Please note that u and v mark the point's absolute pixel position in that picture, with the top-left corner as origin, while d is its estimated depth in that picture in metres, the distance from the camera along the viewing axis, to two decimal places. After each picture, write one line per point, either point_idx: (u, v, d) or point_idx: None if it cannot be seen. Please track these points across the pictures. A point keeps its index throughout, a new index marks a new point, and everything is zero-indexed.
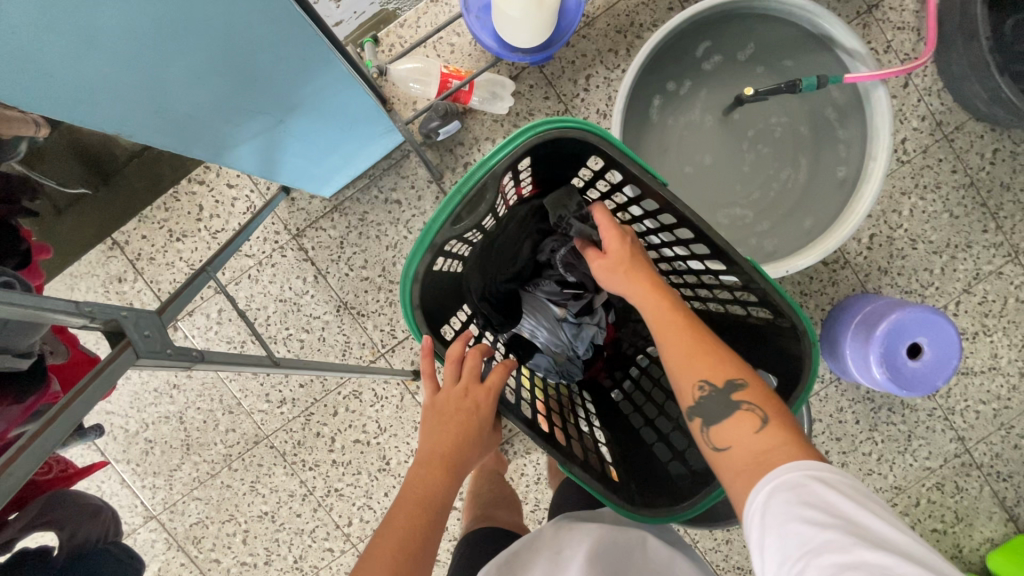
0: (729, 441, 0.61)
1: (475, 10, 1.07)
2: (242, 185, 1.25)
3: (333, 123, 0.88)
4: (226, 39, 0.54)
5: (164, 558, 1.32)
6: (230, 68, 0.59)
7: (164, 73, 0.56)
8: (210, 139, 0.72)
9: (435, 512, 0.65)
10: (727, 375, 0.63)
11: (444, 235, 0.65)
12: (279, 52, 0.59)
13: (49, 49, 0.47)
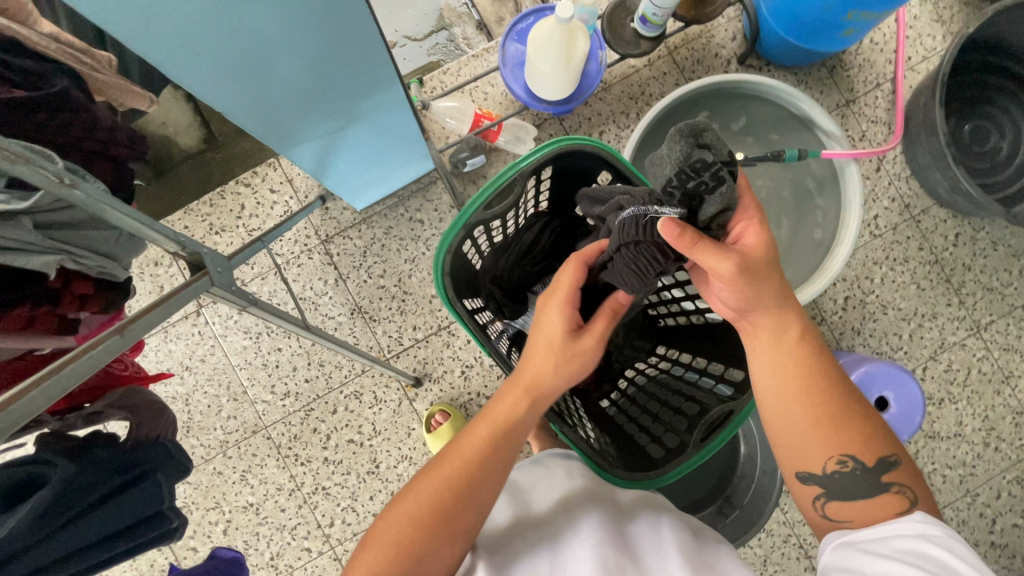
0: (847, 513, 0.71)
1: (509, 65, 1.25)
2: (283, 191, 1.38)
3: (380, 139, 1.03)
4: (328, 49, 0.67)
5: None
6: (327, 68, 0.71)
7: (278, 64, 0.67)
8: (284, 127, 0.83)
9: (491, 466, 0.70)
10: (881, 455, 0.70)
11: (477, 217, 0.77)
12: (359, 64, 0.73)
13: (208, 24, 0.56)
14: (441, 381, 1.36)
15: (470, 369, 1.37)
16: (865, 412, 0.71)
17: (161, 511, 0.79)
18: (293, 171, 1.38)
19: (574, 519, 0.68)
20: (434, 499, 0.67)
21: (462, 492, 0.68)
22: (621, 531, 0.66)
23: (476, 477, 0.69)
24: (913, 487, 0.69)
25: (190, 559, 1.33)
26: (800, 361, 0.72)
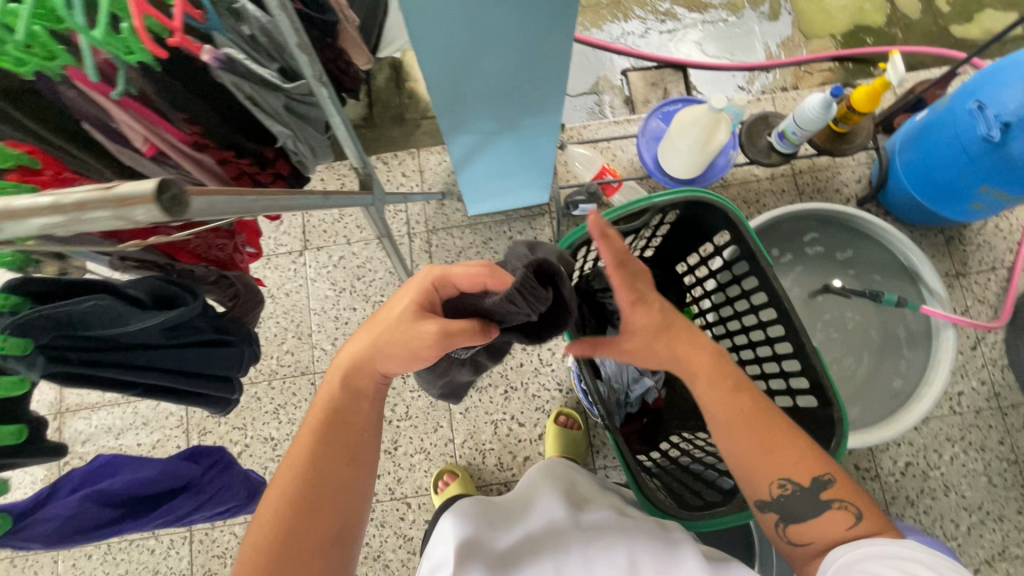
0: (808, 535, 0.71)
1: (646, 136, 1.37)
2: (412, 179, 1.54)
3: (517, 158, 1.16)
4: (529, 58, 0.81)
5: (169, 433, 1.42)
6: (518, 73, 0.84)
7: (491, 57, 0.79)
8: (457, 113, 0.94)
9: (326, 464, 0.75)
10: (817, 474, 0.70)
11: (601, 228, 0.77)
12: (539, 81, 0.88)
13: (472, 11, 0.68)
14: (482, 391, 1.40)
15: (512, 391, 1.40)
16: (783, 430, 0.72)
17: (233, 378, 0.85)
18: (427, 164, 1.55)
19: (582, 533, 0.79)
20: (287, 501, 0.72)
21: (320, 490, 0.73)
22: (630, 534, 0.79)
23: (331, 472, 0.75)
24: (856, 500, 0.69)
25: None
26: (718, 378, 0.72)
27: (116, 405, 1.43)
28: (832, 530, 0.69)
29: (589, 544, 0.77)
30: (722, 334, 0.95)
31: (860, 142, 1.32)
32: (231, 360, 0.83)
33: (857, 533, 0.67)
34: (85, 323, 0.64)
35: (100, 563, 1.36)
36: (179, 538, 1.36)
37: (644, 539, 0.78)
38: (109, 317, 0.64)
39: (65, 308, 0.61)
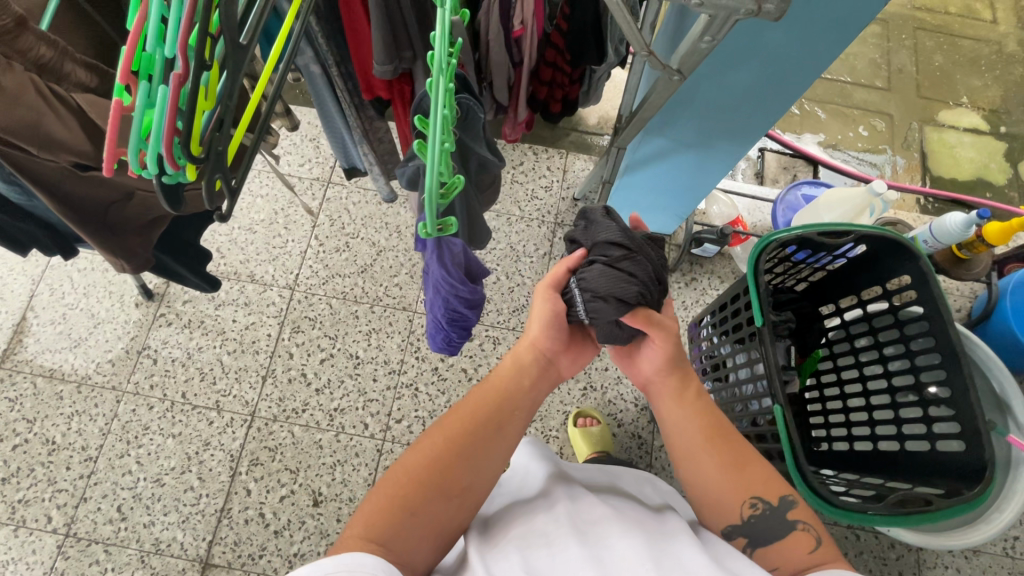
0: (773, 561, 0.63)
1: (783, 204, 1.46)
2: (555, 174, 1.63)
3: (679, 181, 1.25)
4: (776, 81, 0.91)
5: (263, 320, 1.46)
6: (754, 92, 0.94)
7: (745, 69, 0.89)
8: (670, 116, 1.03)
9: (476, 439, 0.65)
10: (781, 493, 0.65)
11: (800, 235, 0.82)
12: (762, 107, 0.98)
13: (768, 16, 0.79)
14: (563, 381, 1.44)
15: (590, 390, 1.44)
16: (744, 459, 0.67)
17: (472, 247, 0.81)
18: (570, 166, 1.63)
19: (575, 499, 0.65)
20: (412, 479, 0.61)
21: (447, 471, 0.62)
22: (615, 502, 0.66)
23: (460, 459, 0.63)
24: (816, 525, 0.64)
25: (281, 359, 1.43)
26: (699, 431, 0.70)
27: (227, 279, 1.49)
28: (795, 554, 0.62)
29: (577, 506, 0.63)
30: (856, 378, 0.94)
31: (976, 271, 1.42)
32: (479, 225, 0.83)
33: (818, 559, 0.60)
34: (467, 128, 0.61)
35: (158, 417, 1.37)
36: (239, 419, 1.38)
37: (632, 510, 0.64)
38: (478, 129, 0.64)
39: (471, 106, 0.59)
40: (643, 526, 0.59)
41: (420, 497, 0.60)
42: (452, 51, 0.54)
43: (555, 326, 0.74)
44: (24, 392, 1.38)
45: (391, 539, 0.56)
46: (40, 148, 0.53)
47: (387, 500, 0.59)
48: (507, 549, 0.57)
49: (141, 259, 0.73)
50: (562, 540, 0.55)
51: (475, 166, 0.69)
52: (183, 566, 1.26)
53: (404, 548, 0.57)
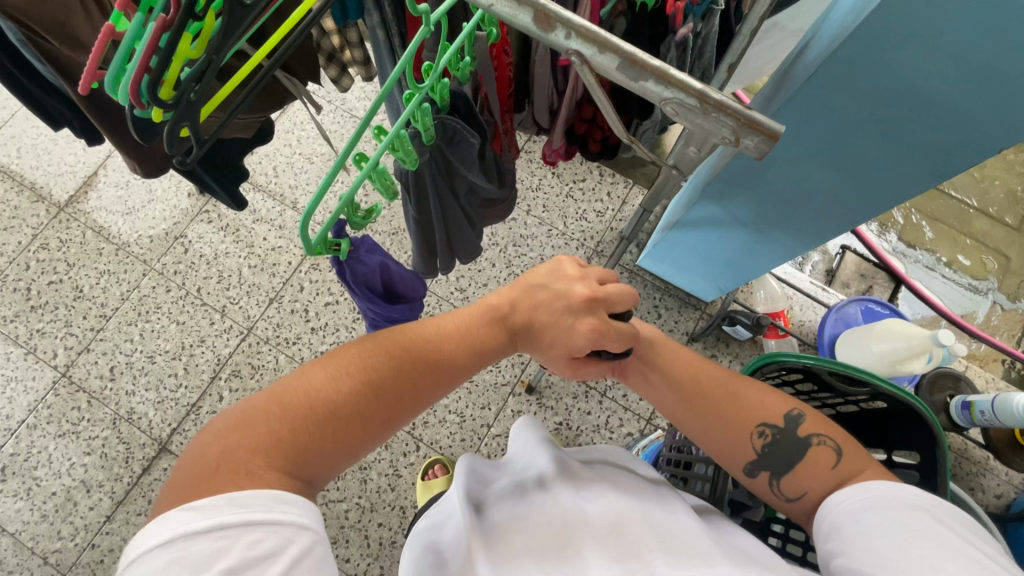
0: (802, 484, 0.61)
1: (837, 315, 1.31)
2: (612, 201, 1.55)
3: (725, 252, 1.15)
4: (861, 183, 0.79)
5: (289, 248, 1.51)
6: (831, 188, 0.83)
7: (825, 162, 0.78)
8: (730, 191, 0.93)
9: (412, 379, 0.57)
10: (784, 411, 0.63)
11: (809, 367, 0.73)
12: (836, 205, 0.86)
13: (863, 111, 0.67)
14: (542, 408, 1.40)
15: (564, 427, 1.39)
16: (731, 390, 0.64)
17: (437, 253, 0.80)
18: (630, 199, 1.55)
19: (574, 479, 0.60)
20: (329, 414, 0.52)
21: (375, 409, 0.54)
22: (629, 489, 0.60)
23: (389, 404, 0.55)
24: (832, 433, 0.62)
25: (291, 290, 1.48)
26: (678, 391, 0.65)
27: (272, 198, 1.55)
28: (818, 473, 0.60)
29: (581, 493, 0.58)
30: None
31: None
32: (466, 240, 0.82)
33: (842, 473, 0.59)
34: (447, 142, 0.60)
35: (171, 302, 1.47)
36: (236, 330, 1.45)
37: (635, 492, 0.59)
38: (467, 154, 0.62)
39: (459, 130, 0.58)
40: (648, 519, 0.54)
41: (341, 431, 0.52)
42: (452, 69, 0.54)
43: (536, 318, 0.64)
44: (73, 239, 1.52)
45: (307, 474, 0.50)
46: (66, 45, 0.57)
47: (293, 428, 0.50)
48: (520, 546, 0.52)
49: (154, 166, 0.78)
50: (574, 542, 0.52)
51: (474, 175, 0.66)
52: (145, 441, 1.35)
53: (315, 479, 0.51)
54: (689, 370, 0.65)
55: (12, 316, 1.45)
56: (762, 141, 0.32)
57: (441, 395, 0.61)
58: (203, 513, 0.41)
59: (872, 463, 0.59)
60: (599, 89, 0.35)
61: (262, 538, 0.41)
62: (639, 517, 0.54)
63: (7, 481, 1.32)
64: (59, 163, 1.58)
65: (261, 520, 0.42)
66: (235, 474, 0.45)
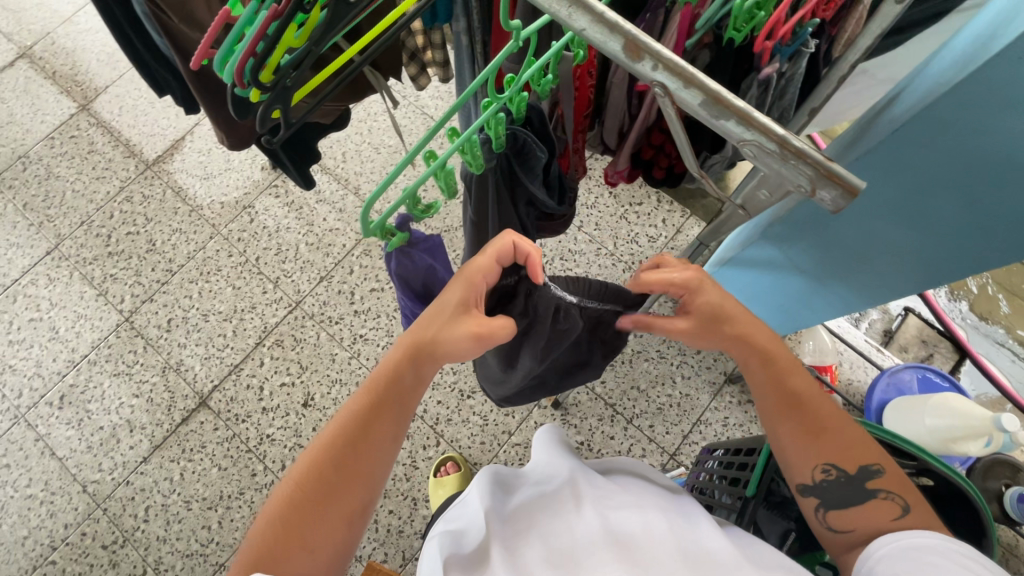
0: (850, 521, 0.59)
1: (890, 378, 1.25)
2: (666, 229, 1.53)
3: (779, 298, 1.11)
4: (936, 246, 0.75)
5: (345, 231, 1.57)
6: (902, 247, 0.78)
7: (900, 219, 0.74)
8: (790, 236, 0.90)
9: (341, 454, 0.56)
10: (864, 462, 0.59)
11: None
12: (906, 265, 0.81)
13: (951, 173, 0.64)
14: (565, 425, 1.39)
15: (585, 448, 1.37)
16: (821, 417, 0.61)
17: None
18: (685, 228, 1.53)
19: (595, 487, 0.58)
20: (279, 519, 0.53)
21: (320, 501, 0.54)
22: (649, 501, 0.58)
23: (335, 489, 0.55)
24: (905, 492, 0.58)
25: (342, 271, 1.54)
26: (766, 395, 0.62)
27: (336, 182, 1.62)
28: (874, 521, 0.57)
29: (604, 502, 0.56)
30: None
31: None
32: None
33: (904, 526, 0.55)
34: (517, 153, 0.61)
35: (231, 266, 1.55)
36: (286, 301, 1.51)
37: (654, 501, 0.58)
38: (535, 169, 0.63)
39: (528, 142, 0.59)
40: (675, 535, 0.53)
41: (299, 529, 0.52)
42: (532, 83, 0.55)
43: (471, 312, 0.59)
44: (154, 196, 1.63)
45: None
46: (182, 22, 0.62)
47: (261, 541, 0.52)
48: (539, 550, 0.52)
49: (240, 141, 0.84)
50: (594, 550, 0.50)
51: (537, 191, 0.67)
52: (187, 393, 1.44)
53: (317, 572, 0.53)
54: (778, 383, 0.62)
55: (91, 259, 1.57)
56: (839, 195, 0.31)
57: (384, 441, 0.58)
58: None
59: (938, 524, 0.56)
60: (678, 123, 0.35)
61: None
62: (666, 530, 0.53)
63: (63, 409, 1.43)
64: (152, 124, 1.71)
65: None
66: None
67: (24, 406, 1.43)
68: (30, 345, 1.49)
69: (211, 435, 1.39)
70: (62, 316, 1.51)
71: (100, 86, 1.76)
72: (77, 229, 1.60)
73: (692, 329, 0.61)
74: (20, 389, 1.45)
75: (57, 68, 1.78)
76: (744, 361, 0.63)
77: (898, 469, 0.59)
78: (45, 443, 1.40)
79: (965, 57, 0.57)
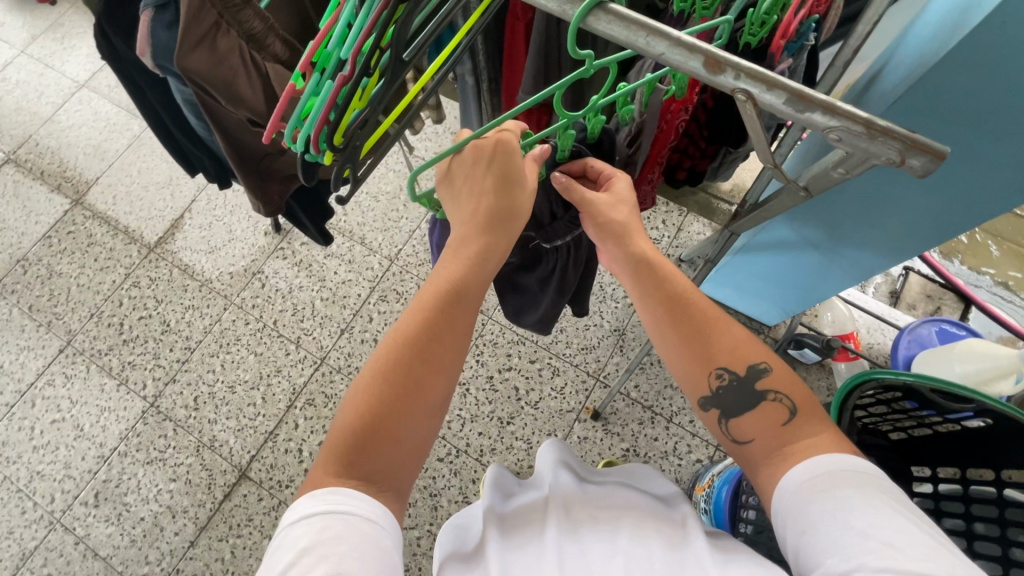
0: (748, 432, 0.61)
1: (910, 335, 1.30)
2: (668, 228, 1.59)
3: (796, 276, 1.16)
4: (940, 202, 0.79)
5: (358, 281, 1.59)
6: (907, 209, 0.83)
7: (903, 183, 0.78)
8: (802, 215, 0.95)
9: (407, 358, 0.56)
10: (750, 361, 0.61)
11: (915, 382, 0.75)
12: (913, 226, 0.86)
13: (949, 133, 0.69)
14: (608, 435, 1.40)
15: (631, 454, 1.38)
16: (706, 318, 0.63)
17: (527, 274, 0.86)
18: (685, 225, 1.58)
19: (587, 496, 0.61)
20: (354, 425, 0.54)
21: (393, 405, 0.55)
22: (636, 504, 0.60)
23: (403, 385, 0.55)
24: (792, 392, 0.60)
25: (361, 320, 1.55)
26: (653, 308, 0.63)
27: (341, 235, 1.65)
28: (766, 428, 0.59)
29: (594, 511, 0.59)
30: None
31: None
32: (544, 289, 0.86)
33: (790, 428, 0.57)
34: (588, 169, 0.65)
35: (249, 334, 1.55)
36: (310, 359, 1.51)
37: (647, 506, 0.60)
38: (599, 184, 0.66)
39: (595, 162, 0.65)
40: (656, 529, 0.56)
41: (380, 432, 0.54)
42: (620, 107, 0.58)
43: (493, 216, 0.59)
44: (162, 277, 1.63)
45: (372, 474, 0.52)
46: (229, 101, 0.66)
47: (337, 437, 0.54)
48: (535, 546, 0.55)
49: (274, 207, 0.87)
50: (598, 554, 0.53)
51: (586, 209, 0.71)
52: (226, 468, 1.41)
53: (379, 479, 0.53)
54: (663, 283, 0.63)
55: (106, 350, 1.55)
56: (929, 159, 0.39)
57: (444, 344, 0.58)
58: (301, 509, 0.49)
59: (825, 429, 0.57)
60: (756, 122, 0.43)
61: (331, 525, 0.47)
62: (651, 530, 0.56)
63: (100, 506, 1.39)
64: (149, 208, 1.72)
65: (338, 510, 0.48)
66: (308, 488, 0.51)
67: (58, 511, 1.39)
68: (55, 447, 1.45)
69: (257, 506, 1.37)
70: (85, 412, 1.49)
71: (91, 179, 1.77)
72: (88, 322, 1.59)
73: (620, 220, 0.63)
74: (52, 494, 1.41)
75: (45, 168, 1.79)
76: (632, 263, 0.64)
77: (788, 373, 0.61)
78: (86, 545, 1.36)
79: (945, 29, 0.63)
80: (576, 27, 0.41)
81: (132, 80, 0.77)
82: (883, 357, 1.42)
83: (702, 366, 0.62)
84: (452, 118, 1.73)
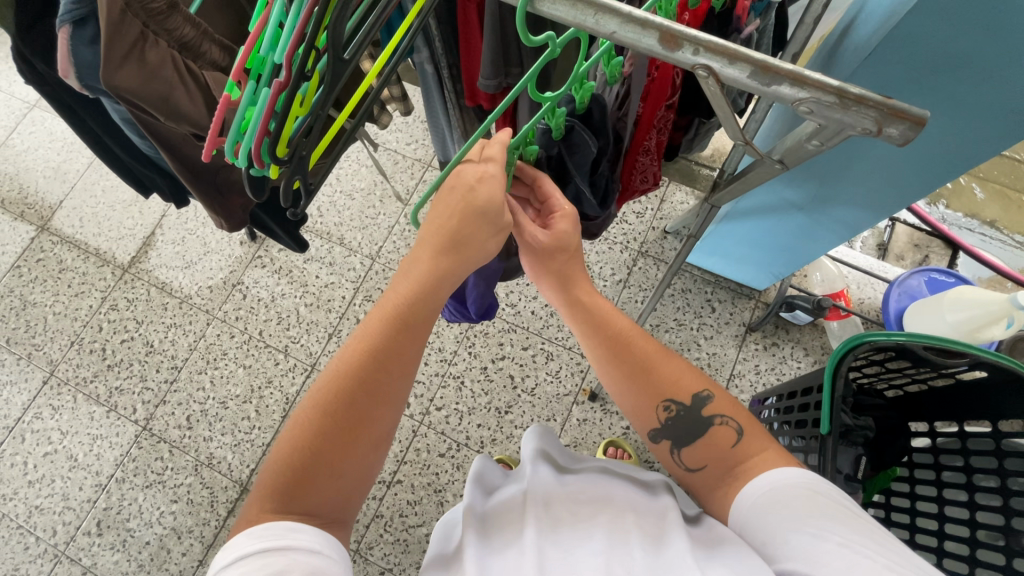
0: (702, 458, 0.60)
1: (900, 288, 1.28)
2: (649, 201, 1.55)
3: (783, 240, 1.14)
4: (920, 155, 0.77)
5: (341, 283, 1.56)
6: (891, 163, 0.80)
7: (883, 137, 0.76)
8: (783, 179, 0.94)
9: (358, 390, 0.54)
10: (693, 391, 0.61)
11: (914, 344, 0.74)
12: (898, 179, 0.83)
13: (927, 83, 0.66)
14: (608, 413, 1.40)
15: (632, 431, 1.38)
16: (648, 355, 0.62)
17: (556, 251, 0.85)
18: (668, 196, 1.55)
19: (566, 492, 0.59)
20: (292, 459, 0.53)
21: (339, 439, 0.53)
22: (619, 497, 0.59)
23: (349, 421, 0.54)
24: (736, 413, 0.60)
25: (348, 322, 1.52)
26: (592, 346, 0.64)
27: (318, 238, 1.60)
28: (719, 454, 0.59)
29: (575, 510, 0.57)
30: (932, 499, 0.83)
31: None
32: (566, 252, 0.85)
33: (737, 451, 0.58)
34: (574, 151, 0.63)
35: (236, 347, 1.52)
36: (301, 367, 1.49)
37: (632, 500, 0.59)
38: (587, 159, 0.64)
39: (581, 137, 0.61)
40: (637, 525, 0.55)
41: (321, 464, 0.53)
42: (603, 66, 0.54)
43: (451, 240, 0.57)
44: (139, 297, 1.59)
45: (312, 506, 0.52)
46: (167, 116, 0.63)
47: (279, 471, 0.52)
48: (514, 549, 0.54)
49: (238, 221, 0.84)
50: (587, 558, 0.51)
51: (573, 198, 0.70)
52: (226, 484, 1.40)
53: (321, 513, 0.53)
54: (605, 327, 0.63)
55: (91, 377, 1.52)
56: (906, 127, 0.37)
57: (397, 379, 0.56)
58: (235, 550, 0.47)
59: (771, 445, 0.58)
60: (722, 99, 0.40)
61: (270, 562, 0.46)
62: (632, 527, 0.54)
63: (103, 534, 1.38)
64: (118, 227, 1.66)
65: (277, 545, 0.47)
66: (245, 520, 0.51)
67: (61, 543, 1.37)
68: (51, 480, 1.43)
69: None
70: (77, 442, 1.46)
71: (54, 202, 1.71)
72: (69, 350, 1.55)
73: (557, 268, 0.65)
74: (53, 527, 1.39)
75: (5, 196, 1.73)
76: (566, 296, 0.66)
77: (730, 395, 0.61)
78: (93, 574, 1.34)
79: None
80: (522, 11, 0.38)
81: (68, 104, 0.74)
82: (874, 312, 1.42)
83: (649, 401, 0.62)
84: (421, 106, 1.68)
